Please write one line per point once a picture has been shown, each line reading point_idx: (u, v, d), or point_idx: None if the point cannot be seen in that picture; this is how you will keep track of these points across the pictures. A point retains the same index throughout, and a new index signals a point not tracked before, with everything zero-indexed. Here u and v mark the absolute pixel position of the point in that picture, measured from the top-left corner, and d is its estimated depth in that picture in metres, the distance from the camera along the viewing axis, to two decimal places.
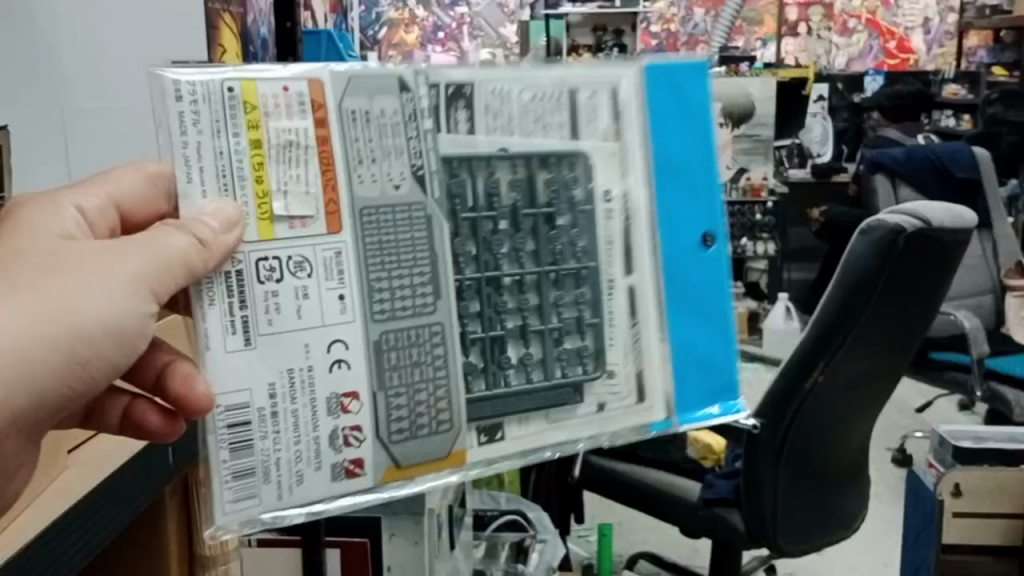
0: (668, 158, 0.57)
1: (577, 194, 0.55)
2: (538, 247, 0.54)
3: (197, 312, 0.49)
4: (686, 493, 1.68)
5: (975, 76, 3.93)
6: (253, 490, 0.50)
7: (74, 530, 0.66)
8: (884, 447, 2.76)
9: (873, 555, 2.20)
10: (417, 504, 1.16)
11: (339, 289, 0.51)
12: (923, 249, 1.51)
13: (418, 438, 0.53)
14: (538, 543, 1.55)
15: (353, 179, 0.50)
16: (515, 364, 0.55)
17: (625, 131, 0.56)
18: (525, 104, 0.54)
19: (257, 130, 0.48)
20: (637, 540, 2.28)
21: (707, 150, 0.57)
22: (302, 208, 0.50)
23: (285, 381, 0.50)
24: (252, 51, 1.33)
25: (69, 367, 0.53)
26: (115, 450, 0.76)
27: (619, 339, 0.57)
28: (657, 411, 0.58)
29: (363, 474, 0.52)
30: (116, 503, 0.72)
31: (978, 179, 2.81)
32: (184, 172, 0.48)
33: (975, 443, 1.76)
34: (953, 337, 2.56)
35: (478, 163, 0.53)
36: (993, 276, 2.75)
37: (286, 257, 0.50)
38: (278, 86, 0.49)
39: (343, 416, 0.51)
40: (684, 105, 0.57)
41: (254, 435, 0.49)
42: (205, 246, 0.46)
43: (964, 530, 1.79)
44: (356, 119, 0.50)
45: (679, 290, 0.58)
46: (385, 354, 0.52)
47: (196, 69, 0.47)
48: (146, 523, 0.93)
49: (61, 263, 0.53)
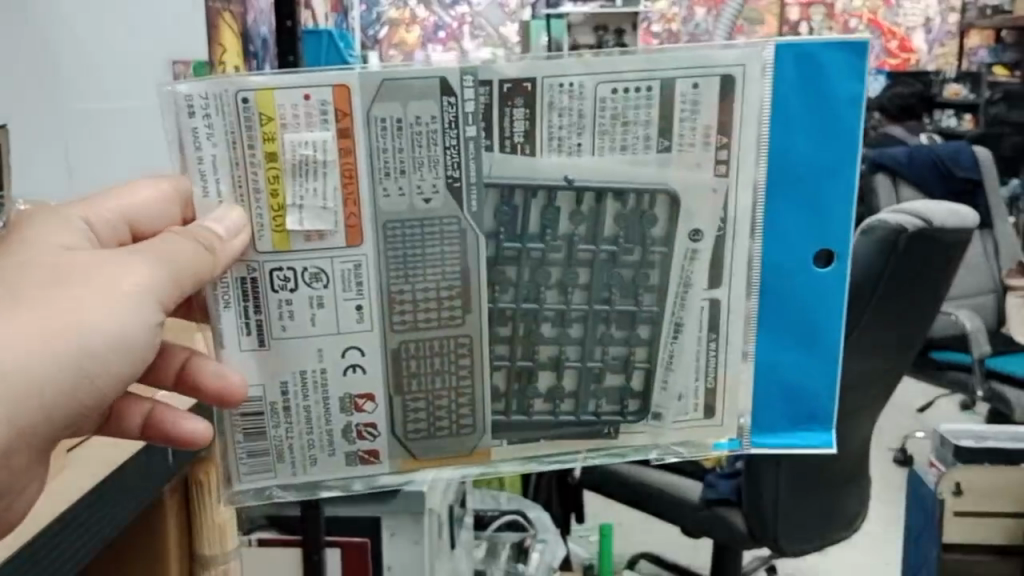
0: (794, 157, 0.53)
1: (655, 232, 0.54)
2: (592, 279, 0.54)
3: (214, 314, 0.55)
4: (687, 494, 1.68)
5: (975, 76, 3.96)
6: (268, 466, 0.57)
7: (75, 529, 0.66)
8: (885, 446, 2.76)
9: (874, 555, 2.20)
10: (418, 504, 1.16)
11: (356, 299, 0.55)
12: (924, 250, 1.51)
13: (435, 438, 0.57)
14: (538, 543, 1.54)
15: (378, 192, 0.53)
16: (543, 395, 0.56)
17: (736, 131, 0.52)
18: (604, 98, 0.52)
19: (272, 143, 0.51)
20: (637, 540, 2.27)
21: (846, 153, 0.52)
22: (317, 222, 0.53)
23: (297, 381, 0.55)
24: (253, 49, 1.44)
25: (76, 381, 0.51)
26: (117, 447, 0.76)
27: (688, 353, 0.56)
28: (726, 431, 0.57)
29: (378, 462, 0.57)
30: (115, 503, 0.72)
31: (977, 178, 2.81)
32: (200, 185, 0.52)
33: (975, 442, 1.75)
34: (953, 337, 2.56)
35: (538, 188, 0.52)
36: (994, 276, 2.75)
37: (300, 268, 0.54)
38: (298, 95, 0.50)
39: (356, 414, 0.56)
40: (827, 98, 0.51)
41: (267, 424, 0.56)
42: (213, 252, 0.51)
43: (968, 530, 1.78)
44: (385, 126, 0.51)
45: (779, 305, 0.55)
46: (404, 362, 0.56)
47: (203, 83, 0.50)
48: (146, 523, 0.92)
49: (67, 278, 0.52)
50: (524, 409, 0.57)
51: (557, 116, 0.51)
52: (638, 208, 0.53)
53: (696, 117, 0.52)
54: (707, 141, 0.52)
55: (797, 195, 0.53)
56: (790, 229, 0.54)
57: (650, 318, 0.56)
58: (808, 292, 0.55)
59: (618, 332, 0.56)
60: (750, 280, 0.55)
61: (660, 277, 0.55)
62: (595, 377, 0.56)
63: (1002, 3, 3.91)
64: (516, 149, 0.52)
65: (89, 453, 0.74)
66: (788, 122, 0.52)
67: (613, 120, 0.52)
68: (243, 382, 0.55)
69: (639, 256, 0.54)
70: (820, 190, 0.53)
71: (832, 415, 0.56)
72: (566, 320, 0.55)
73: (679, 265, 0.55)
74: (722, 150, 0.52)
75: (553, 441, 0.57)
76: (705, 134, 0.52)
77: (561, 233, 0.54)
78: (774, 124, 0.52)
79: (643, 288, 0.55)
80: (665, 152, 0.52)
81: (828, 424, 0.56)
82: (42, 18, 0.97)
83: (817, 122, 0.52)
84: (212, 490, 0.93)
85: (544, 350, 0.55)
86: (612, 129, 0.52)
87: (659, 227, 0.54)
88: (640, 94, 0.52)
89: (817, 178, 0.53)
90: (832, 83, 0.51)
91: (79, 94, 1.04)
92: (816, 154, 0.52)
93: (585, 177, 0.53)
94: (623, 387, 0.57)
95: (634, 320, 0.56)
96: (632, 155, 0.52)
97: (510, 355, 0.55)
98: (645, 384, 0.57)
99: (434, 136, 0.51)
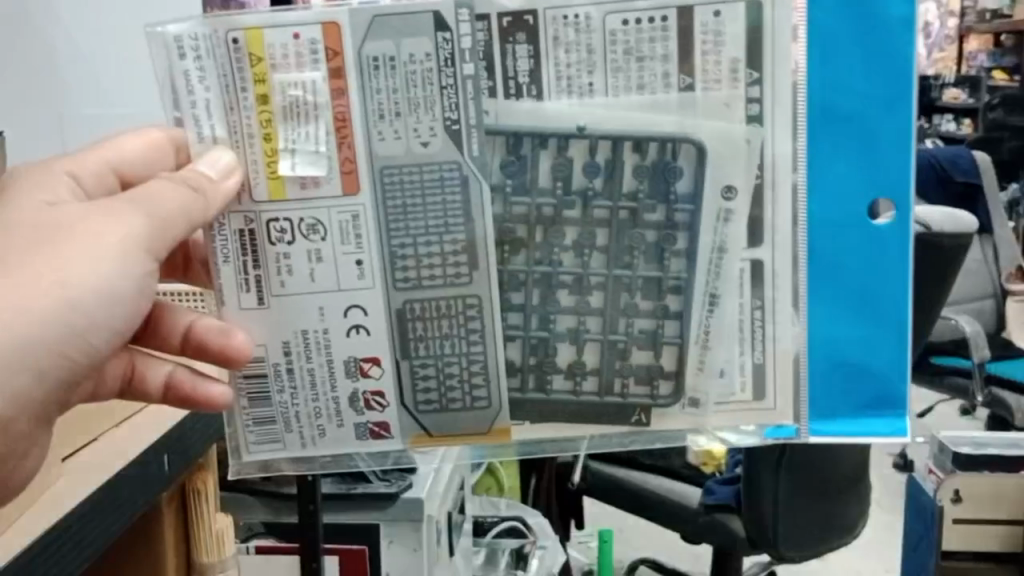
0: (837, 90, 0.50)
1: (680, 187, 0.52)
2: (611, 241, 0.53)
3: (214, 268, 0.54)
4: (687, 501, 1.68)
5: (975, 80, 4.03)
6: (276, 436, 0.56)
7: (72, 537, 0.66)
8: (885, 452, 2.76)
9: (875, 561, 2.20)
10: (417, 510, 1.17)
11: (355, 254, 0.53)
12: (926, 259, 1.52)
13: (448, 412, 0.55)
14: (539, 549, 1.53)
15: (373, 135, 0.51)
16: (563, 371, 0.54)
17: (768, 64, 0.49)
18: (615, 30, 0.49)
19: (263, 84, 0.50)
20: (637, 548, 2.27)
21: (897, 81, 0.49)
22: (311, 168, 0.52)
23: (299, 341, 0.54)
24: None
25: (65, 337, 0.51)
26: (115, 454, 0.75)
27: (730, 331, 0.53)
28: (783, 418, 0.53)
29: (389, 437, 0.55)
30: (109, 514, 0.71)
31: (978, 183, 2.77)
32: (193, 131, 0.51)
33: (975, 448, 1.77)
34: (953, 342, 2.54)
35: (549, 136, 0.51)
36: (994, 279, 2.76)
37: (296, 219, 0.53)
38: (288, 35, 0.50)
39: (362, 379, 0.54)
40: (877, 20, 0.49)
41: (271, 389, 0.55)
42: (202, 193, 0.50)
43: (963, 537, 1.77)
44: (378, 65, 0.50)
45: (835, 267, 0.52)
46: (408, 322, 0.54)
47: (193, 23, 0.50)
48: (143, 534, 0.91)
49: (52, 236, 0.51)
50: (543, 388, 0.54)
51: (563, 52, 0.50)
52: (660, 158, 0.51)
53: (720, 50, 0.50)
54: (735, 78, 0.50)
55: (844, 139, 0.50)
56: (838, 178, 0.51)
57: (677, 285, 0.53)
58: (864, 247, 0.51)
59: (644, 304, 0.53)
60: (796, 250, 0.51)
61: (688, 240, 0.52)
62: (620, 355, 0.54)
63: (1000, 8, 3.96)
64: (522, 93, 0.50)
65: (86, 459, 0.74)
66: (833, 55, 0.49)
67: (627, 55, 0.50)
68: (248, 341, 0.53)
69: (663, 214, 0.52)
70: (871, 136, 0.50)
71: (907, 399, 0.52)
72: (584, 287, 0.53)
73: (711, 225, 0.52)
74: (755, 86, 0.49)
75: (570, 423, 0.55)
76: (732, 69, 0.50)
77: (574, 188, 0.52)
78: (815, 63, 0.49)
79: (670, 253, 0.52)
80: (687, 91, 0.50)
81: (903, 407, 0.52)
82: (41, 20, 0.98)
83: (865, 62, 0.49)
84: (209, 495, 0.93)
85: (562, 320, 0.54)
86: (626, 64, 0.50)
87: (684, 181, 0.51)
88: (655, 25, 0.49)
89: (872, 113, 0.50)
90: (886, 6, 0.49)
91: (78, 73, 1.04)
92: (870, 93, 0.49)
93: (598, 125, 0.51)
94: (652, 365, 0.54)
95: (661, 287, 0.53)
96: (651, 94, 0.50)
97: (525, 326, 0.54)
98: (679, 362, 0.54)
99: (431, 75, 0.50)
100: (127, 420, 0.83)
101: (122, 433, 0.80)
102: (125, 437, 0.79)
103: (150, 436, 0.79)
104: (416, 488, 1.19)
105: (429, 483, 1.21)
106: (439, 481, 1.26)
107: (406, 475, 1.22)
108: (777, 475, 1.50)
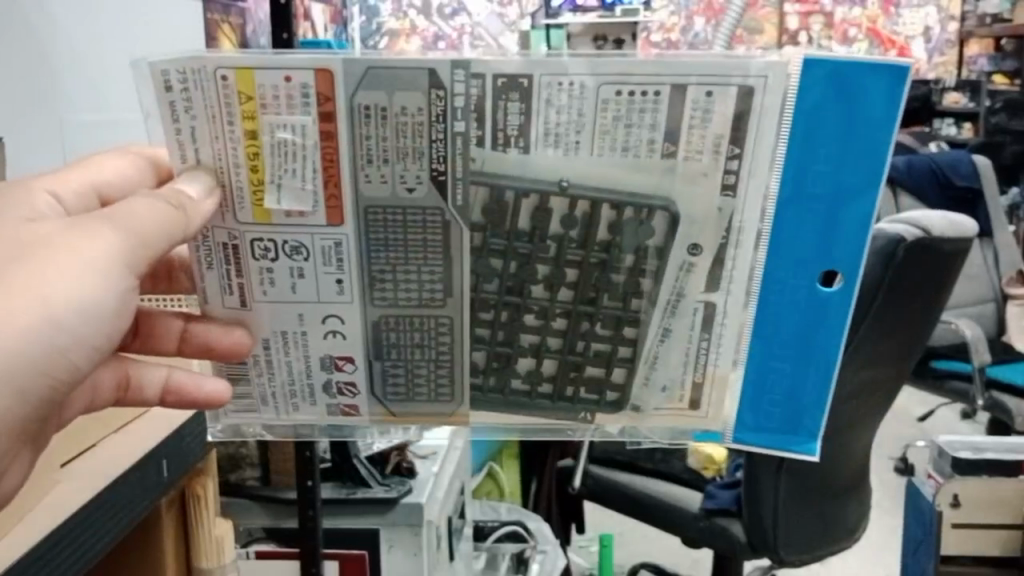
0: (806, 163, 0.49)
1: (652, 244, 0.52)
2: (579, 279, 0.53)
3: (200, 270, 0.55)
4: (687, 505, 1.66)
5: (975, 85, 4.09)
6: (253, 407, 0.59)
7: (74, 539, 0.66)
8: (886, 455, 2.76)
9: (875, 565, 2.19)
10: (417, 515, 1.17)
11: (336, 274, 0.54)
12: (924, 263, 1.47)
13: (415, 402, 0.57)
14: (539, 554, 1.53)
15: (360, 177, 0.51)
16: (522, 375, 0.55)
17: (749, 143, 0.48)
18: (604, 100, 0.48)
19: (252, 121, 0.50)
20: (637, 551, 2.27)
21: (867, 173, 0.48)
22: (295, 203, 0.52)
23: (279, 339, 0.56)
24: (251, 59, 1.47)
25: (46, 356, 0.49)
26: (111, 462, 0.75)
27: (677, 345, 0.54)
28: (709, 424, 0.56)
29: (358, 415, 0.58)
30: (110, 519, 0.71)
31: (978, 187, 2.80)
32: (179, 153, 0.52)
33: (974, 453, 1.75)
34: (954, 345, 2.55)
35: (526, 189, 0.50)
36: (994, 284, 2.74)
37: (280, 241, 0.53)
38: (279, 76, 0.48)
39: (337, 372, 0.56)
40: (858, 112, 0.47)
41: (250, 373, 0.57)
42: (183, 211, 0.51)
43: (963, 542, 1.78)
44: (369, 114, 0.49)
45: (777, 309, 0.53)
46: (384, 334, 0.56)
47: (183, 58, 0.49)
48: (145, 539, 0.92)
49: (31, 249, 0.49)
50: (500, 387, 0.56)
51: (554, 113, 0.48)
52: (635, 220, 0.51)
53: (706, 127, 0.48)
54: (718, 151, 0.49)
55: (810, 208, 0.50)
56: (793, 235, 0.51)
57: (635, 319, 0.54)
58: (805, 306, 0.52)
59: (603, 330, 0.54)
60: (748, 289, 0.52)
61: (651, 283, 0.53)
62: (574, 367, 0.55)
63: (1000, 12, 3.98)
64: (509, 144, 0.49)
65: (83, 466, 0.74)
66: (810, 135, 0.48)
67: (616, 121, 0.48)
68: (246, 339, 0.56)
69: (631, 264, 0.52)
70: (833, 213, 0.50)
71: (816, 430, 0.54)
72: (549, 315, 0.54)
73: (671, 277, 0.53)
74: (733, 160, 0.49)
75: (532, 416, 0.56)
76: (714, 143, 0.49)
77: (550, 235, 0.52)
78: (793, 135, 0.48)
79: (632, 294, 0.53)
80: (670, 158, 0.49)
81: (813, 434, 0.55)
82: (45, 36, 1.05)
83: (848, 134, 0.48)
84: (208, 501, 0.93)
85: (526, 337, 0.54)
86: (613, 130, 0.49)
87: (655, 238, 0.51)
88: (646, 98, 0.48)
89: (833, 197, 0.49)
90: (871, 100, 0.47)
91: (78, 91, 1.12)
92: (840, 180, 0.49)
93: (580, 183, 0.50)
94: (603, 379, 0.55)
95: (621, 321, 0.54)
96: (634, 158, 0.49)
97: (491, 339, 0.55)
98: (627, 378, 0.55)
99: (420, 129, 0.49)
100: (122, 427, 0.81)
101: (117, 441, 0.79)
102: (123, 445, 0.78)
103: (148, 443, 0.79)
104: (415, 494, 1.19)
105: (428, 489, 1.22)
106: (439, 485, 1.27)
107: (406, 480, 1.23)
108: (777, 480, 1.51)
